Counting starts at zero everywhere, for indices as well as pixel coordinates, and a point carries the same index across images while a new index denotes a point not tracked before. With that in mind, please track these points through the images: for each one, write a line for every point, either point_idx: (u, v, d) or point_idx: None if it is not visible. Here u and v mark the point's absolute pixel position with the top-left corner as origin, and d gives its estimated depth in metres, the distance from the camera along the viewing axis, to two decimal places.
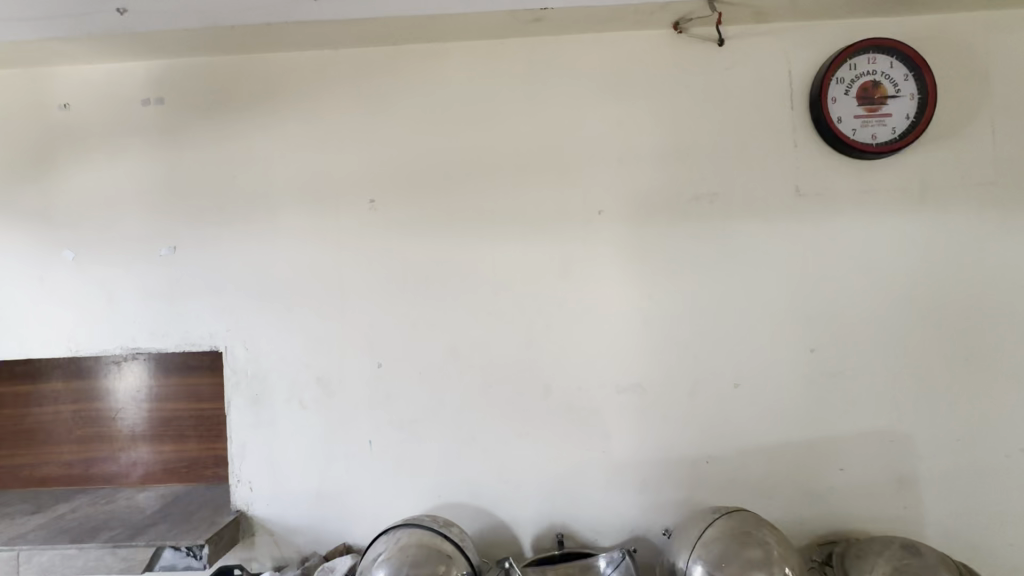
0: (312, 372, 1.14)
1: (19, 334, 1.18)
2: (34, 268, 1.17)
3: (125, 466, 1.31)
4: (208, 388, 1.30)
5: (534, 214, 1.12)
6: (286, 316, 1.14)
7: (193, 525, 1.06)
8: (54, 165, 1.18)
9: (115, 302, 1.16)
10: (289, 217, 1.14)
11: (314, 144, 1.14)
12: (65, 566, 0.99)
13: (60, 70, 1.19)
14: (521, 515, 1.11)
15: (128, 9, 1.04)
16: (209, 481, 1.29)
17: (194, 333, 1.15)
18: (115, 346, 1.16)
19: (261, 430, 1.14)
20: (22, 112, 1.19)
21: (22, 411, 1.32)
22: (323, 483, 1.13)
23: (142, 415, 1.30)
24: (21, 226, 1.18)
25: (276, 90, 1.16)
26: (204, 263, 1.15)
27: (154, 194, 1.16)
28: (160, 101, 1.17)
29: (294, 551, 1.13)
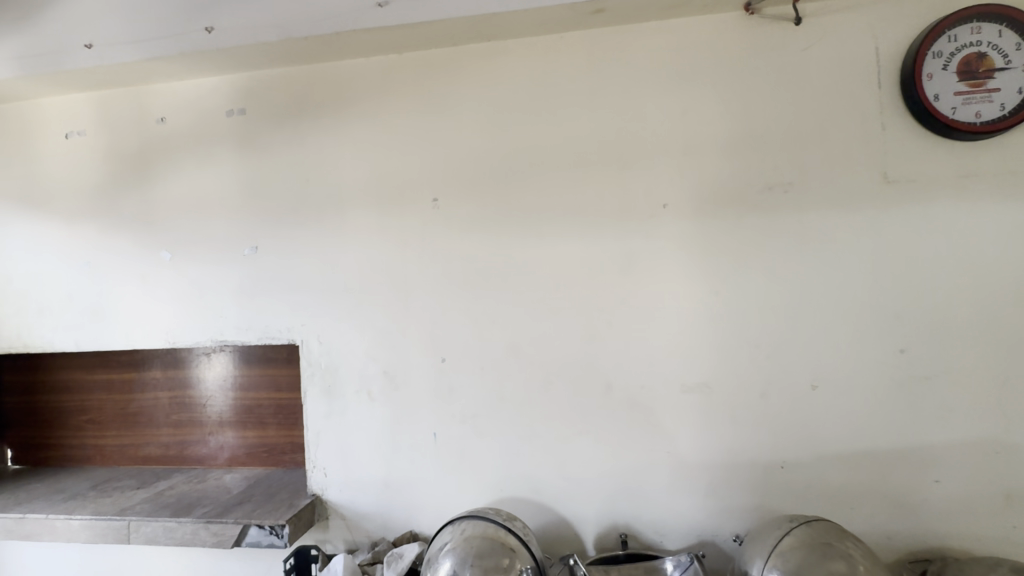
0: (379, 366, 1.19)
1: (126, 327, 1.31)
2: (136, 268, 1.30)
3: (214, 448, 1.43)
4: (285, 379, 1.38)
5: (595, 209, 1.10)
6: (355, 312, 1.19)
7: (274, 506, 1.14)
8: (153, 174, 1.30)
9: (205, 298, 1.26)
10: (357, 217, 1.19)
11: (380, 146, 1.19)
12: (167, 537, 1.09)
13: (157, 87, 1.30)
14: (583, 513, 1.10)
15: (215, 27, 1.12)
16: (287, 465, 1.38)
17: (273, 327, 1.23)
18: (205, 338, 1.27)
19: (333, 420, 1.21)
20: (126, 127, 1.32)
21: (127, 396, 1.47)
22: (390, 472, 1.18)
23: (228, 402, 1.41)
24: (126, 230, 1.31)
25: (344, 96, 1.21)
26: (281, 261, 1.23)
27: (237, 198, 1.25)
28: (242, 111, 1.26)
29: (364, 536, 1.19)
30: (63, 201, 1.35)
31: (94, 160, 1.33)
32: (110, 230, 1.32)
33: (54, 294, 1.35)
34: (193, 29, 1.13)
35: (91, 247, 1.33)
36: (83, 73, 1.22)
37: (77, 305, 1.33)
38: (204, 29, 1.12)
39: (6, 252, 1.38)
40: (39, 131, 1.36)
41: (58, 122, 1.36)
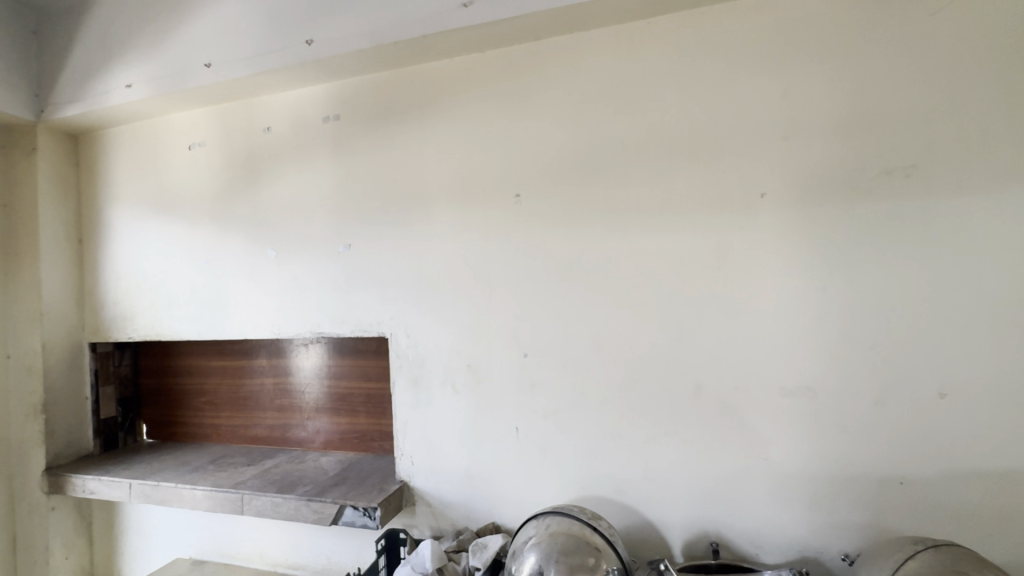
0: (463, 359, 1.22)
1: (238, 318, 1.44)
2: (247, 264, 1.43)
3: (311, 432, 1.54)
4: (374, 369, 1.46)
5: (684, 201, 1.06)
6: (440, 307, 1.23)
7: (367, 490, 1.21)
8: (261, 179, 1.42)
9: (305, 292, 1.36)
10: (442, 215, 1.23)
11: (464, 144, 1.21)
12: (275, 511, 1.19)
13: (264, 98, 1.42)
14: (670, 517, 1.06)
15: (314, 40, 1.20)
16: (376, 452, 1.46)
17: (364, 320, 1.30)
18: (305, 329, 1.36)
19: (419, 410, 1.25)
20: (237, 137, 1.45)
21: (239, 381, 1.62)
22: (474, 464, 1.20)
23: (323, 390, 1.52)
24: (239, 230, 1.44)
25: (430, 98, 1.25)
26: (372, 257, 1.29)
27: (333, 199, 1.33)
28: (337, 117, 1.34)
29: (449, 524, 1.22)
30: (186, 206, 1.51)
31: (211, 167, 1.48)
32: (225, 231, 1.46)
33: (180, 288, 1.52)
34: (295, 43, 1.22)
35: (210, 246, 1.48)
36: (203, 90, 1.36)
37: (198, 298, 1.49)
38: (305, 42, 1.21)
39: (142, 252, 1.57)
40: (167, 144, 1.54)
41: (182, 135, 1.52)
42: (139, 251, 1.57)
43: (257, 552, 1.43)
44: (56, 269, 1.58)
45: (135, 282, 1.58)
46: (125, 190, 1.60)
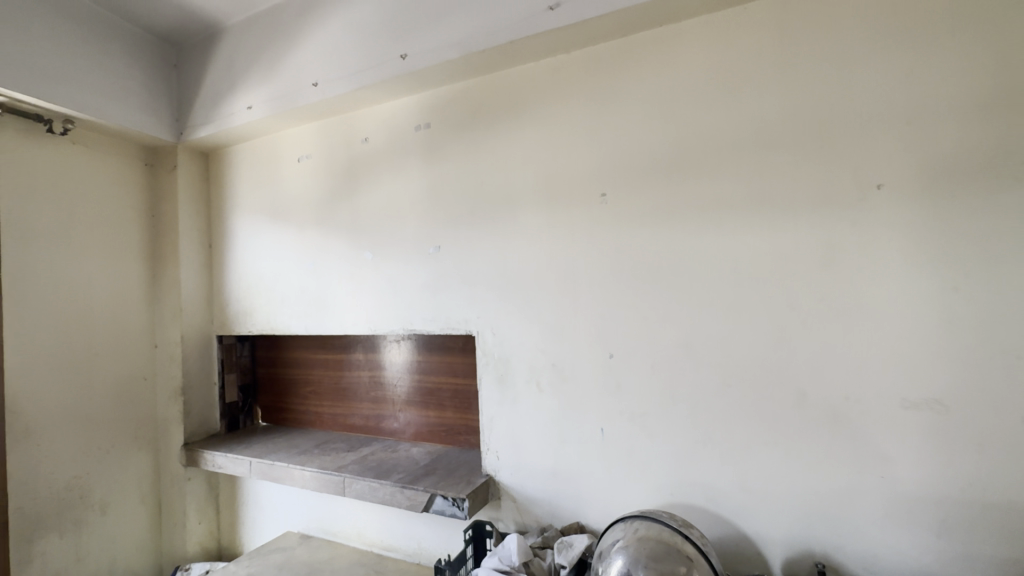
0: (547, 358, 1.23)
1: (339, 315, 1.57)
2: (347, 266, 1.55)
3: (402, 423, 1.63)
4: (461, 366, 1.52)
5: (786, 195, 0.99)
6: (525, 306, 1.26)
7: (455, 481, 1.26)
8: (359, 187, 1.53)
9: (398, 291, 1.45)
10: (527, 216, 1.25)
11: (548, 146, 1.23)
12: (372, 495, 1.28)
13: (362, 111, 1.53)
14: (769, 531, 1.00)
15: (407, 54, 1.28)
16: (462, 445, 1.52)
17: (453, 318, 1.36)
18: (398, 326, 1.45)
19: (504, 407, 1.29)
20: (339, 148, 1.58)
21: (339, 373, 1.76)
22: (558, 463, 1.21)
23: (413, 384, 1.60)
24: (340, 234, 1.57)
25: (515, 101, 1.28)
26: (460, 258, 1.35)
27: (423, 203, 1.41)
28: (427, 125, 1.41)
29: (534, 520, 1.24)
30: (296, 213, 1.67)
31: (317, 177, 1.62)
32: (328, 235, 1.59)
33: (290, 288, 1.68)
34: (391, 58, 1.30)
35: (316, 248, 1.62)
36: (311, 107, 1.49)
37: (305, 297, 1.64)
38: (399, 56, 1.29)
39: (259, 255, 1.76)
40: (280, 157, 1.71)
41: (292, 149, 1.68)
42: (257, 254, 1.76)
43: (356, 532, 1.55)
44: (192, 271, 1.81)
45: (253, 282, 1.77)
46: (246, 200, 1.80)
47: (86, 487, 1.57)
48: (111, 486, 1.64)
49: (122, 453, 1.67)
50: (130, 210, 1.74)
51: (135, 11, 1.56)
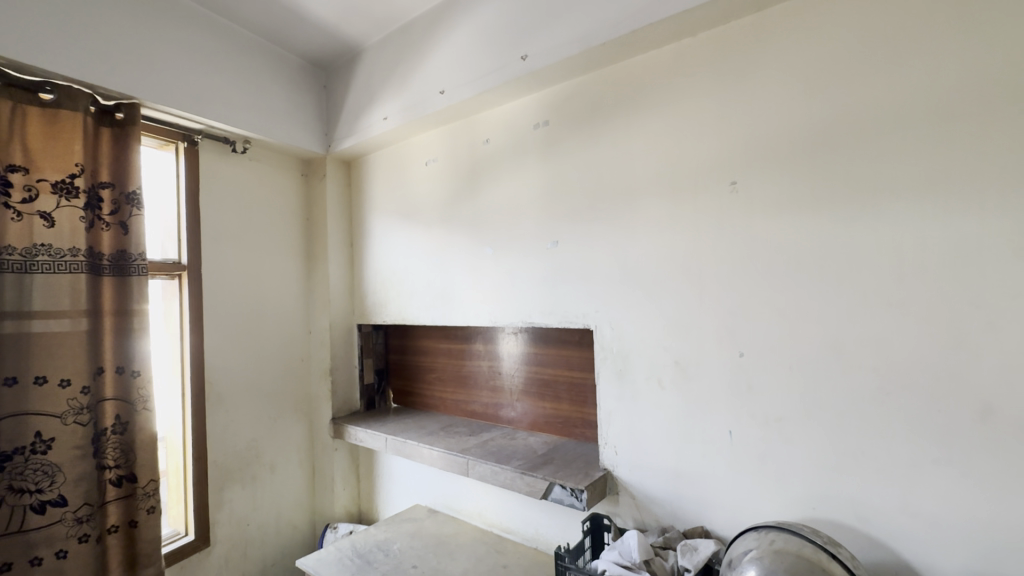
0: (670, 355, 1.19)
1: (462, 307, 1.67)
2: (470, 261, 1.64)
3: (519, 413, 1.69)
4: (577, 360, 1.53)
5: (967, 176, 0.85)
6: (646, 300, 1.23)
7: (573, 472, 1.27)
8: (480, 186, 1.61)
9: (518, 285, 1.50)
10: (648, 209, 1.22)
11: (672, 136, 1.19)
12: (493, 477, 1.35)
13: (483, 114, 1.60)
14: (939, 562, 0.87)
15: (528, 54, 1.32)
16: (578, 438, 1.53)
17: (570, 312, 1.38)
18: (517, 319, 1.50)
19: (623, 402, 1.28)
20: (463, 150, 1.67)
21: (461, 362, 1.87)
22: (681, 463, 1.17)
23: (530, 376, 1.65)
24: (463, 231, 1.67)
25: (637, 91, 1.25)
26: (579, 252, 1.36)
27: (542, 199, 1.44)
28: (546, 122, 1.44)
29: (654, 520, 1.22)
30: (424, 213, 1.81)
31: (442, 179, 1.74)
32: (453, 233, 1.70)
33: (419, 281, 1.83)
34: (513, 60, 1.35)
35: (442, 245, 1.74)
36: (439, 113, 1.61)
37: (432, 290, 1.78)
38: (521, 57, 1.33)
39: (392, 252, 1.94)
40: (410, 162, 1.86)
41: (421, 154, 1.82)
42: (390, 251, 1.94)
43: (478, 511, 1.65)
44: (337, 267, 2.05)
45: (387, 277, 1.96)
46: (381, 203, 1.99)
47: (259, 449, 1.86)
48: (277, 450, 1.93)
49: (285, 423, 1.96)
50: (290, 215, 2.03)
51: (295, 42, 1.81)
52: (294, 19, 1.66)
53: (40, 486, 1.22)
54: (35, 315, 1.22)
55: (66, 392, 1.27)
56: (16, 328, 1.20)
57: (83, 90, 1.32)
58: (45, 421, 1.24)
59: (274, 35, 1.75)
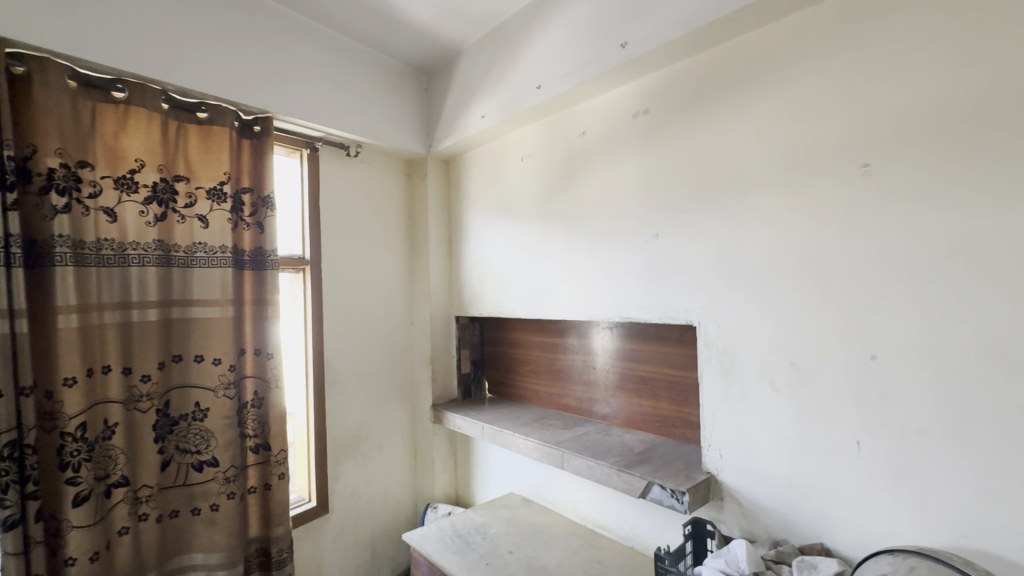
0: (785, 355, 1.10)
1: (558, 301, 1.68)
2: (565, 255, 1.64)
3: (614, 409, 1.67)
4: (677, 357, 1.47)
5: None
6: (757, 296, 1.14)
7: (673, 473, 1.23)
8: (576, 179, 1.60)
9: (614, 279, 1.47)
10: (761, 198, 1.14)
11: (791, 116, 1.09)
12: (589, 472, 1.34)
13: (580, 106, 1.59)
14: None
15: (629, 42, 1.28)
16: (677, 438, 1.47)
17: (671, 307, 1.32)
18: (614, 314, 1.48)
19: (730, 403, 1.20)
20: (559, 145, 1.67)
21: (554, 355, 1.88)
22: (797, 473, 1.08)
23: (626, 372, 1.62)
24: (559, 225, 1.67)
25: (749, 71, 1.16)
26: (682, 245, 1.29)
27: (641, 191, 1.40)
28: (646, 110, 1.39)
29: (764, 531, 1.13)
30: (519, 208, 1.84)
31: (538, 174, 1.76)
32: (549, 227, 1.71)
33: (514, 275, 1.86)
34: (612, 49, 1.33)
35: (537, 239, 1.76)
36: (536, 108, 1.62)
37: (528, 283, 1.80)
38: (620, 45, 1.30)
39: (488, 247, 1.99)
40: (506, 158, 1.90)
41: (516, 150, 1.85)
42: (486, 246, 2.00)
43: (571, 504, 1.65)
44: (437, 261, 2.16)
45: (483, 271, 2.02)
46: (477, 199, 2.05)
47: (369, 429, 2.03)
48: (384, 431, 2.08)
49: (390, 407, 2.11)
50: (396, 213, 2.17)
51: (400, 50, 1.93)
52: (401, 28, 1.77)
53: (199, 448, 1.44)
54: (195, 302, 1.44)
55: (218, 369, 1.48)
56: (181, 313, 1.42)
57: (229, 108, 1.52)
58: (202, 393, 1.45)
59: (382, 45, 1.87)
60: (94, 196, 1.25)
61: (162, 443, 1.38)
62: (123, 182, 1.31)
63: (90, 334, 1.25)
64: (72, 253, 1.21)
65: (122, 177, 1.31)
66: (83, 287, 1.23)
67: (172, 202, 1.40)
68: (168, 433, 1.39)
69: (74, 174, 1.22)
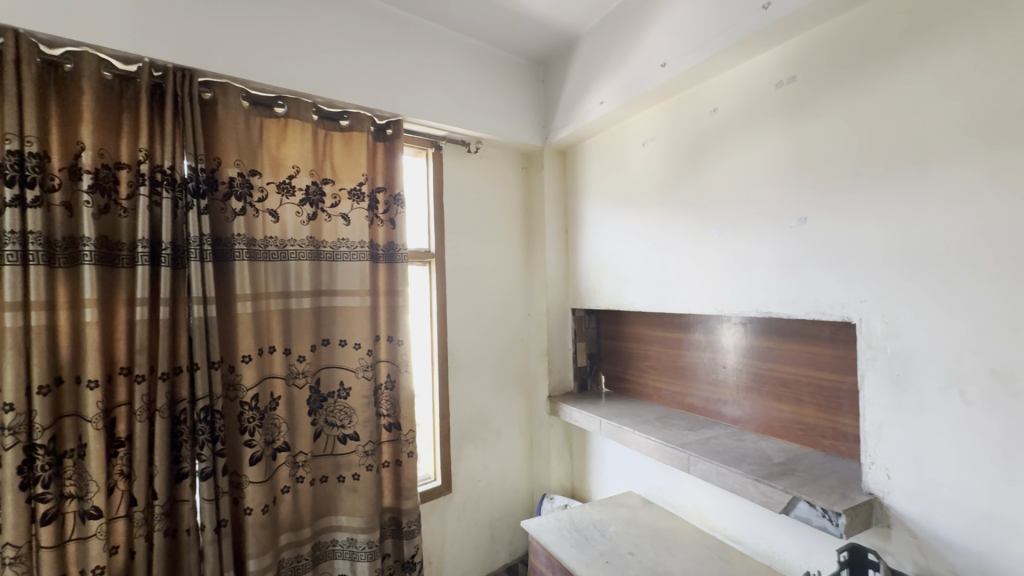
0: (982, 362, 0.90)
1: (683, 294, 1.57)
2: (692, 244, 1.53)
3: (748, 413, 1.52)
4: (827, 358, 1.28)
5: None
6: (942, 289, 0.95)
7: (825, 490, 1.07)
8: (706, 161, 1.48)
9: (751, 270, 1.33)
10: (949, 170, 0.94)
11: (994, 67, 0.88)
12: (720, 479, 1.24)
13: (710, 81, 1.46)
14: None
15: (772, 2, 1.14)
16: (827, 451, 1.29)
17: (823, 302, 1.16)
18: (750, 309, 1.34)
19: (901, 415, 1.02)
20: (685, 126, 1.56)
21: (677, 352, 1.77)
22: (996, 504, 0.88)
23: (763, 372, 1.46)
24: (685, 213, 1.55)
25: (933, 17, 0.97)
26: (838, 229, 1.12)
27: (785, 170, 1.24)
28: (792, 78, 1.23)
29: (947, 570, 0.95)
30: (640, 196, 1.75)
31: (661, 159, 1.66)
32: (673, 215, 1.61)
33: (634, 266, 1.79)
34: (751, 13, 1.19)
35: (659, 228, 1.66)
36: (659, 88, 1.52)
37: (649, 275, 1.71)
38: (762, 8, 1.17)
39: (606, 237, 1.93)
40: (625, 144, 1.82)
41: (637, 135, 1.76)
42: (604, 236, 1.94)
43: (698, 511, 1.55)
44: (553, 253, 2.16)
45: (600, 262, 1.97)
46: (595, 189, 2.00)
47: (488, 416, 2.10)
48: (502, 419, 2.14)
49: (508, 396, 2.17)
50: (514, 206, 2.20)
51: (517, 44, 1.94)
52: (519, 22, 1.79)
53: (343, 423, 1.61)
54: (340, 292, 1.60)
55: (358, 352, 1.63)
56: (328, 302, 1.59)
57: (366, 114, 1.65)
58: (345, 373, 1.62)
59: (500, 41, 1.91)
60: (262, 200, 1.45)
61: (314, 415, 1.56)
62: (283, 187, 1.49)
63: (261, 318, 1.45)
64: (247, 249, 1.41)
65: (282, 182, 1.49)
66: (255, 277, 1.43)
67: (320, 203, 1.57)
68: (319, 407, 1.57)
69: (248, 182, 1.42)
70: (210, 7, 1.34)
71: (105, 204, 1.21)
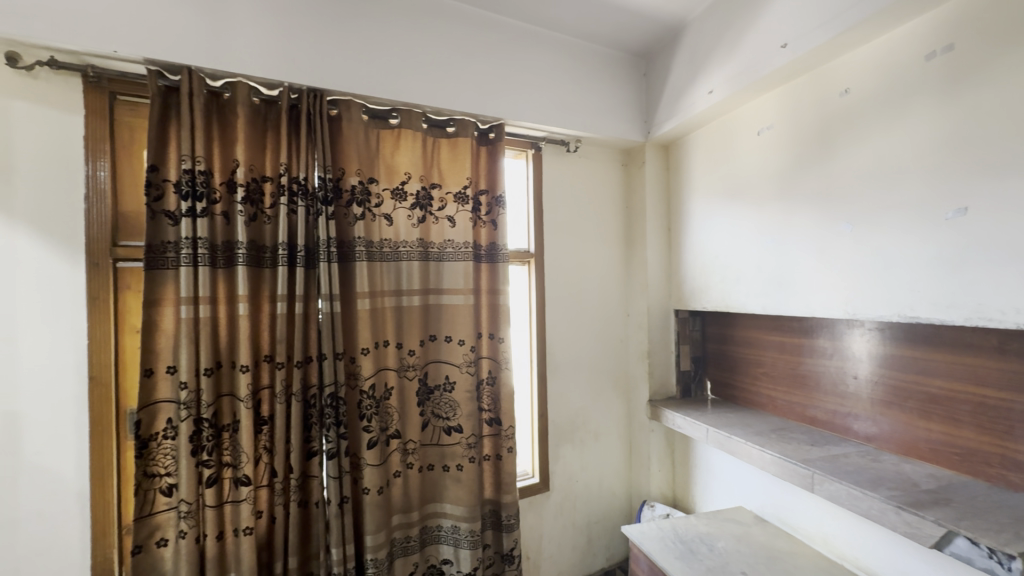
0: None
1: (805, 295, 1.43)
2: (817, 240, 1.38)
3: (885, 430, 1.34)
4: (993, 372, 1.10)
5: None
6: None
7: (993, 527, 0.91)
8: (835, 149, 1.33)
9: (891, 269, 1.18)
10: None
11: None
12: (852, 503, 1.11)
13: (842, 59, 1.31)
14: None
15: None
16: (992, 481, 1.10)
17: (989, 306, 0.99)
18: (889, 312, 1.19)
19: None
20: (809, 110, 1.41)
21: (797, 359, 1.62)
22: None
23: (906, 385, 1.28)
24: (809, 206, 1.41)
25: None
26: (1013, 221, 0.95)
27: (939, 153, 1.08)
28: (948, 47, 1.06)
29: None
30: (753, 189, 1.63)
31: (780, 148, 1.52)
32: (794, 208, 1.47)
33: (746, 265, 1.66)
34: None
35: (777, 224, 1.53)
36: (779, 71, 1.40)
37: (765, 274, 1.58)
38: None
39: (714, 235, 1.82)
40: (738, 133, 1.70)
41: (751, 124, 1.64)
42: (712, 233, 1.83)
43: (823, 536, 1.40)
44: (655, 252, 2.08)
45: (707, 261, 1.86)
46: (702, 183, 1.89)
47: (586, 417, 2.08)
48: (600, 420, 2.11)
49: (607, 398, 2.13)
50: (613, 204, 2.16)
51: (619, 39, 1.90)
52: (621, 16, 1.75)
53: (448, 415, 1.69)
54: (446, 291, 1.69)
55: (462, 348, 1.71)
56: (435, 300, 1.69)
57: (470, 120, 1.72)
58: (450, 368, 1.70)
59: (601, 37, 1.88)
60: (378, 205, 1.57)
61: (422, 407, 1.67)
62: (397, 193, 1.61)
63: (377, 314, 1.57)
64: (366, 251, 1.53)
65: (396, 188, 1.61)
66: (373, 276, 1.55)
67: (429, 207, 1.66)
68: (427, 399, 1.67)
69: (367, 189, 1.55)
70: (338, 33, 1.48)
71: (254, 213, 1.39)
